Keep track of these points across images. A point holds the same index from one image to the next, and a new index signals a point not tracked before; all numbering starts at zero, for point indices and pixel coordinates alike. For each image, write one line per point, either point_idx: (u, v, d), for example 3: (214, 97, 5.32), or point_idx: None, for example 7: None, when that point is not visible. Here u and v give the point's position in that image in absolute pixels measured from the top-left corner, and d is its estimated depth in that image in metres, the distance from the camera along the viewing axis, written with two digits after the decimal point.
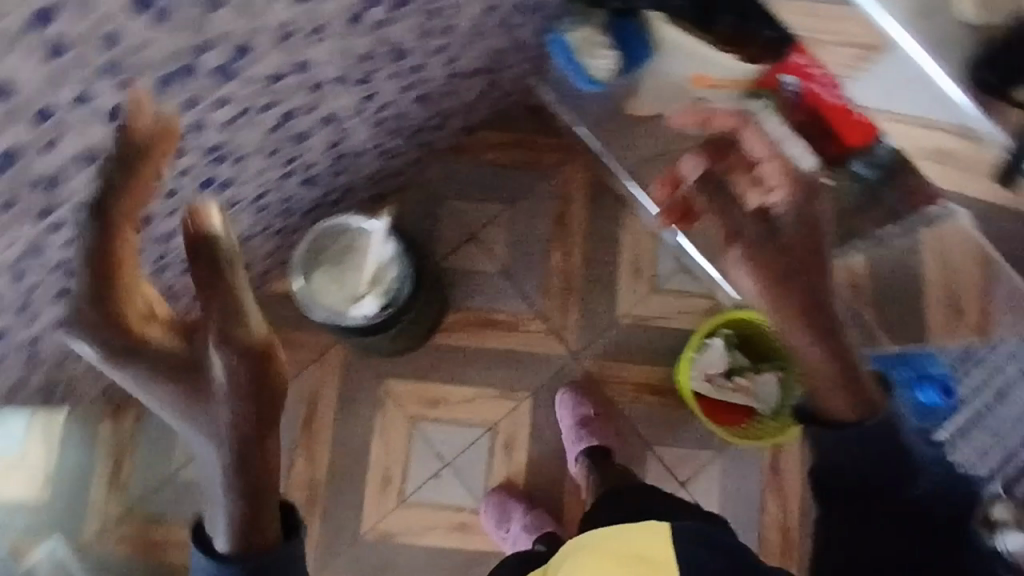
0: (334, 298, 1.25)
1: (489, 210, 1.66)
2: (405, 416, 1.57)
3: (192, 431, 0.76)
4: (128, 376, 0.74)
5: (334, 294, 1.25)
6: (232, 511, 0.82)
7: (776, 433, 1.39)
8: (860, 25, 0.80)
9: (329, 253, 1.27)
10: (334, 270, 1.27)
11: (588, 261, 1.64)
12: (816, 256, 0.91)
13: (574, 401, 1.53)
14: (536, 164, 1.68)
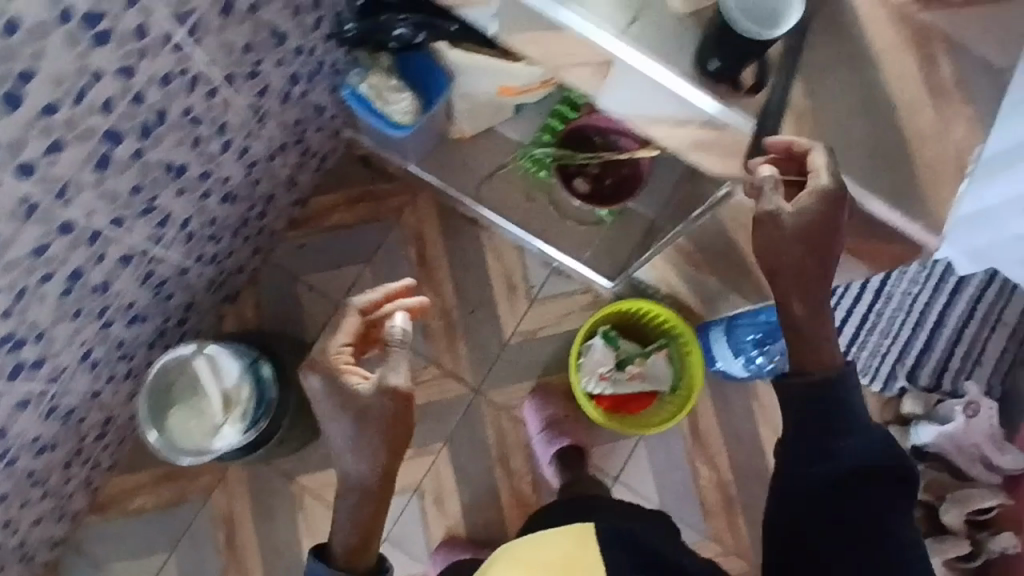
0: (197, 436, 1.20)
1: (348, 275, 1.61)
2: (328, 506, 1.52)
3: (346, 450, 1.00)
4: (321, 407, 0.99)
5: (196, 432, 1.21)
6: (360, 515, 1.01)
7: (679, 410, 1.40)
8: (581, 46, 0.78)
9: (177, 391, 1.22)
10: (190, 407, 1.22)
11: (461, 293, 1.61)
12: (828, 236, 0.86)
13: (540, 405, 1.53)
14: (381, 214, 1.63)
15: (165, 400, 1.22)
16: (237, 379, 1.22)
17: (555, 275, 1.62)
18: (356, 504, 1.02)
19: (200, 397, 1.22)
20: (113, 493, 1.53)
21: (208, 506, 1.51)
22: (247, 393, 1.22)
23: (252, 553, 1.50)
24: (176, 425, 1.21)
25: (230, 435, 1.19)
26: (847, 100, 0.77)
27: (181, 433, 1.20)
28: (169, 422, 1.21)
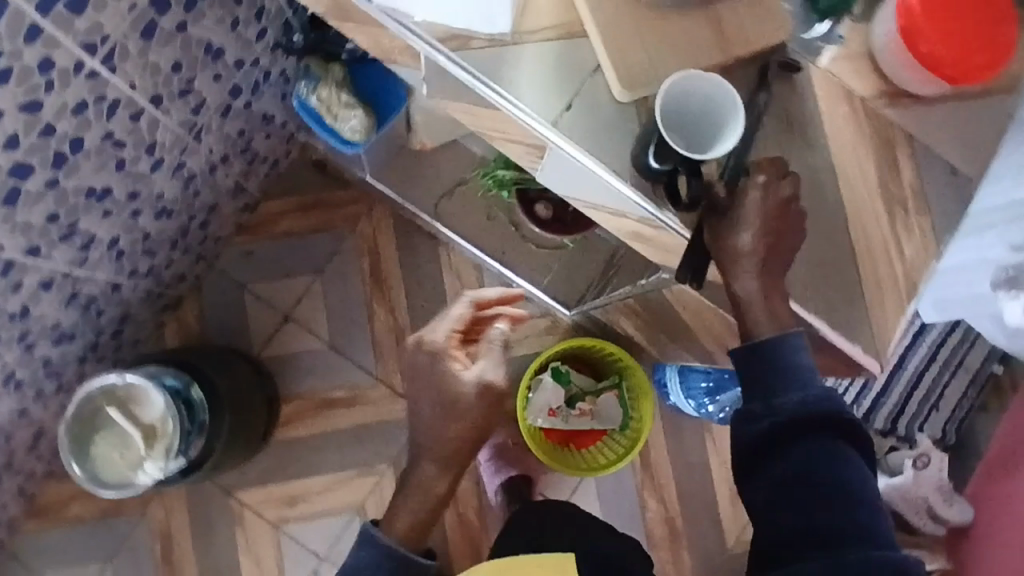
0: (120, 467, 1.16)
1: (298, 286, 1.55)
2: (268, 522, 1.49)
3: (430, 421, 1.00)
4: (418, 381, 1.01)
5: (119, 463, 1.16)
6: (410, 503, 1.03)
7: (629, 448, 1.37)
8: (513, 126, 0.73)
9: (102, 419, 1.18)
10: (115, 436, 1.17)
11: (415, 311, 1.56)
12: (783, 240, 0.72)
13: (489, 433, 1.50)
14: (334, 224, 1.57)
15: (89, 428, 1.17)
16: (164, 409, 1.17)
17: (513, 297, 1.57)
18: (436, 471, 1.03)
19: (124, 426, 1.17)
20: (49, 500, 1.50)
21: (146, 517, 1.49)
22: (175, 425, 1.17)
23: (189, 567, 1.48)
24: (99, 454, 1.17)
25: (152, 469, 1.15)
26: (797, 204, 0.72)
27: (104, 463, 1.16)
28: (93, 450, 1.17)
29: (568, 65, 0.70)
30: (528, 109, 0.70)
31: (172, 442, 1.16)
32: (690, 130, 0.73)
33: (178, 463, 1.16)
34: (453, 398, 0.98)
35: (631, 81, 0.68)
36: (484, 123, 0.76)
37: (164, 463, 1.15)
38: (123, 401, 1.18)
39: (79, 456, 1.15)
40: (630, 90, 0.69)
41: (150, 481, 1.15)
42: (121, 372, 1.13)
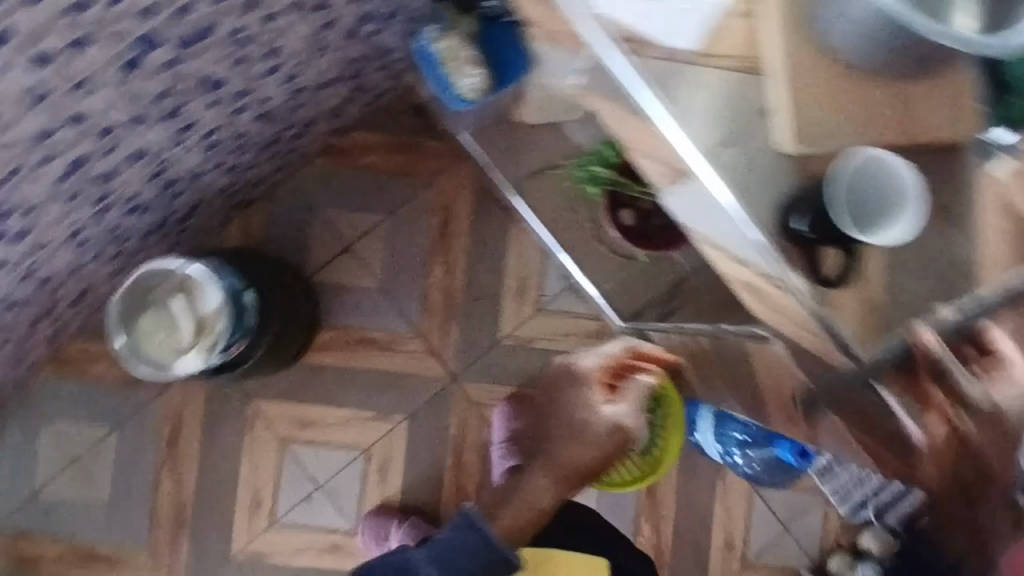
0: (162, 351, 1.17)
1: (365, 220, 1.55)
2: (276, 437, 1.51)
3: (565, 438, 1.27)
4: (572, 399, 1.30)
5: (162, 348, 1.17)
6: (535, 492, 1.24)
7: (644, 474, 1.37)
8: (662, 146, 0.71)
9: (157, 301, 1.19)
10: (165, 321, 1.18)
11: (470, 277, 1.55)
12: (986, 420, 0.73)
13: (510, 416, 1.47)
14: (416, 171, 1.55)
15: (141, 307, 1.18)
16: (218, 306, 1.17)
17: (569, 291, 1.56)
18: (547, 484, 1.24)
19: (176, 313, 1.18)
20: (75, 355, 1.52)
21: (162, 398, 1.51)
22: (223, 324, 1.17)
23: (190, 457, 1.50)
24: (145, 334, 1.18)
25: (191, 359, 1.15)
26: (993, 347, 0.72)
27: (147, 343, 1.17)
28: (139, 328, 1.18)
29: (739, 99, 0.67)
30: (683, 133, 0.68)
31: (217, 339, 1.16)
32: (865, 203, 0.69)
33: (215, 360, 1.16)
34: (587, 428, 1.25)
35: (805, 131, 0.65)
36: (633, 131, 0.74)
37: (202, 356, 1.15)
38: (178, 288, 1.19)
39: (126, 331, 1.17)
40: (800, 142, 0.66)
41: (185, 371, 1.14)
42: (188, 259, 1.16)
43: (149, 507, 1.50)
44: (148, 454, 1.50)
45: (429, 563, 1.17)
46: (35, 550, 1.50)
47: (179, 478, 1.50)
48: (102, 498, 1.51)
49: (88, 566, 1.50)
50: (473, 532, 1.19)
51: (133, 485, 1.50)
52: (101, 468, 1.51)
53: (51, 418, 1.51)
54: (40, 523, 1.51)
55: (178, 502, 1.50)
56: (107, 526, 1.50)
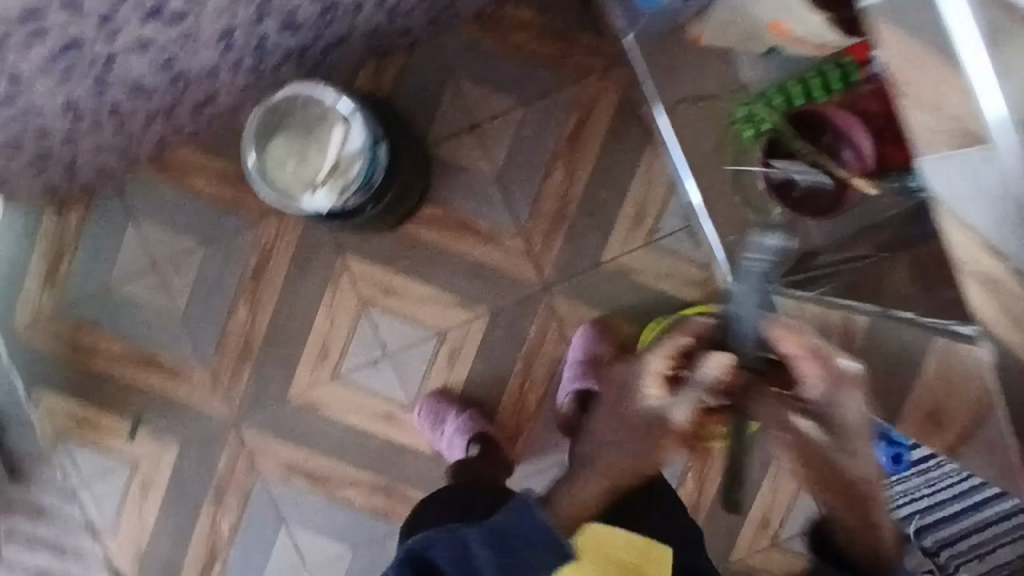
0: (292, 181, 1.12)
1: (499, 103, 1.46)
2: (358, 297, 1.49)
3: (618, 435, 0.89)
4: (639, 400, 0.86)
5: (293, 179, 1.13)
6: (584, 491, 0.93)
7: None
8: (959, 104, 0.64)
9: (298, 130, 1.14)
10: (302, 153, 1.14)
11: (590, 191, 1.48)
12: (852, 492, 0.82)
13: (590, 340, 1.43)
14: (565, 65, 1.45)
15: (282, 133, 1.14)
16: (359, 148, 1.12)
17: (685, 233, 1.49)
18: (594, 488, 0.92)
19: (315, 147, 1.14)
20: (179, 161, 1.48)
21: (257, 228, 1.48)
22: (360, 170, 1.12)
23: (271, 293, 1.49)
24: (279, 161, 1.13)
25: (322, 196, 1.10)
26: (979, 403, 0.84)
27: (278, 170, 1.13)
28: (274, 153, 1.13)
29: None
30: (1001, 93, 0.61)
31: (347, 185, 1.11)
32: None
33: (345, 203, 1.10)
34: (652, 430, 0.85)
35: None
36: (905, 69, 0.69)
37: (333, 196, 1.10)
38: (322, 118, 1.14)
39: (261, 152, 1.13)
40: None
41: (313, 207, 1.09)
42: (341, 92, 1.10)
43: (219, 331, 1.50)
44: (231, 278, 1.49)
45: (483, 545, 0.93)
46: (100, 342, 1.49)
47: (256, 309, 1.49)
48: (176, 309, 1.50)
49: (147, 372, 1.50)
50: (525, 516, 0.91)
51: (208, 305, 1.49)
52: (180, 280, 1.49)
53: (141, 218, 1.48)
54: (108, 318, 1.49)
55: (249, 333, 1.50)
56: (175, 337, 1.50)
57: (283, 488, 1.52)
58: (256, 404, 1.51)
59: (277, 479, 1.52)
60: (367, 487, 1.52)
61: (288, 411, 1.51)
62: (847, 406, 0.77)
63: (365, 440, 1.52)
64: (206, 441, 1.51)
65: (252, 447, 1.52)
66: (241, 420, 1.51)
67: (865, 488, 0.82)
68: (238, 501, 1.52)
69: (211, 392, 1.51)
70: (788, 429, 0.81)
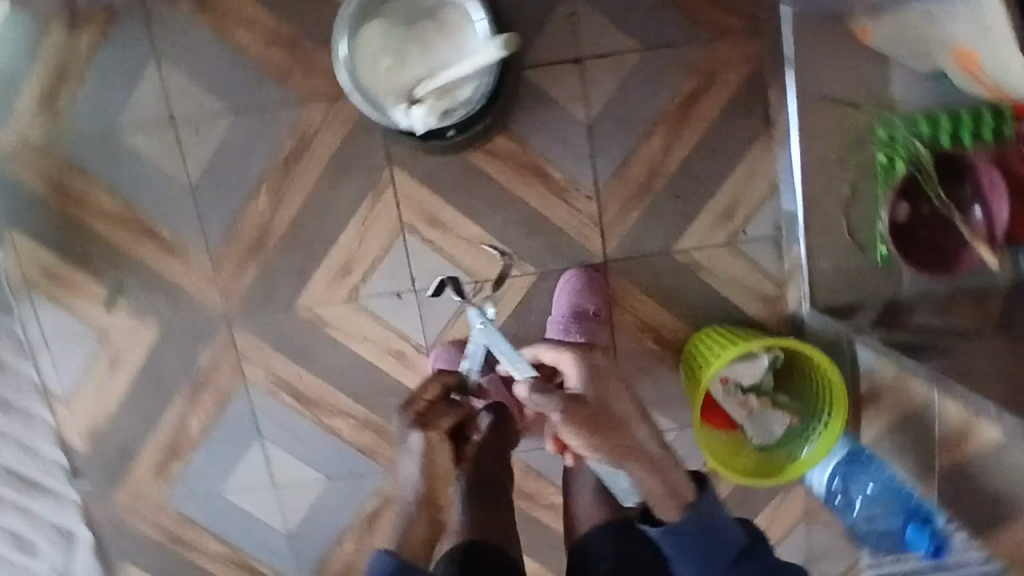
0: (381, 80, 1.04)
1: (615, 39, 1.23)
2: (398, 219, 1.30)
3: (413, 456, 1.07)
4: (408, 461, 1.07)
5: (384, 78, 1.04)
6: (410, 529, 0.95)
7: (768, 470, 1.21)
8: None
9: (410, 23, 1.06)
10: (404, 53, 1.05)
11: (684, 170, 1.29)
12: (602, 422, 0.92)
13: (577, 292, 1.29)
14: (702, 16, 1.23)
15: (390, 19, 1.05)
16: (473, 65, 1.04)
17: (770, 243, 1.33)
18: (419, 526, 0.96)
19: (422, 48, 1.05)
20: (226, 5, 1.22)
21: (299, 110, 1.26)
22: (468, 91, 1.06)
23: (299, 187, 1.29)
24: (374, 53, 1.04)
25: (415, 113, 1.03)
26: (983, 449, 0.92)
27: (368, 64, 1.04)
28: (369, 43, 1.04)
29: None
30: None
31: (451, 107, 1.05)
32: None
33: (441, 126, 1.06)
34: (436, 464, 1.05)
35: None
36: None
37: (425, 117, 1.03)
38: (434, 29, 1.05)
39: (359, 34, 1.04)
40: None
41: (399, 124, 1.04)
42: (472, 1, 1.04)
43: (232, 216, 1.30)
44: (257, 160, 1.28)
45: None
46: (91, 193, 1.28)
47: (278, 202, 1.30)
48: (186, 178, 1.29)
49: (140, 240, 1.31)
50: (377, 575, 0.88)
51: (225, 184, 1.29)
52: (199, 147, 1.27)
53: (166, 61, 1.24)
54: (105, 168, 1.28)
55: (265, 227, 1.31)
56: (179, 211, 1.30)
57: (267, 400, 1.39)
58: (256, 305, 1.34)
59: (262, 389, 1.38)
60: (357, 420, 1.40)
61: (289, 321, 1.35)
62: (573, 366, 1.09)
63: (366, 372, 1.38)
64: (192, 331, 1.35)
65: (241, 350, 1.36)
66: (235, 319, 1.35)
67: (629, 438, 0.93)
68: (214, 402, 1.39)
69: (209, 280, 1.33)
70: (567, 413, 0.91)
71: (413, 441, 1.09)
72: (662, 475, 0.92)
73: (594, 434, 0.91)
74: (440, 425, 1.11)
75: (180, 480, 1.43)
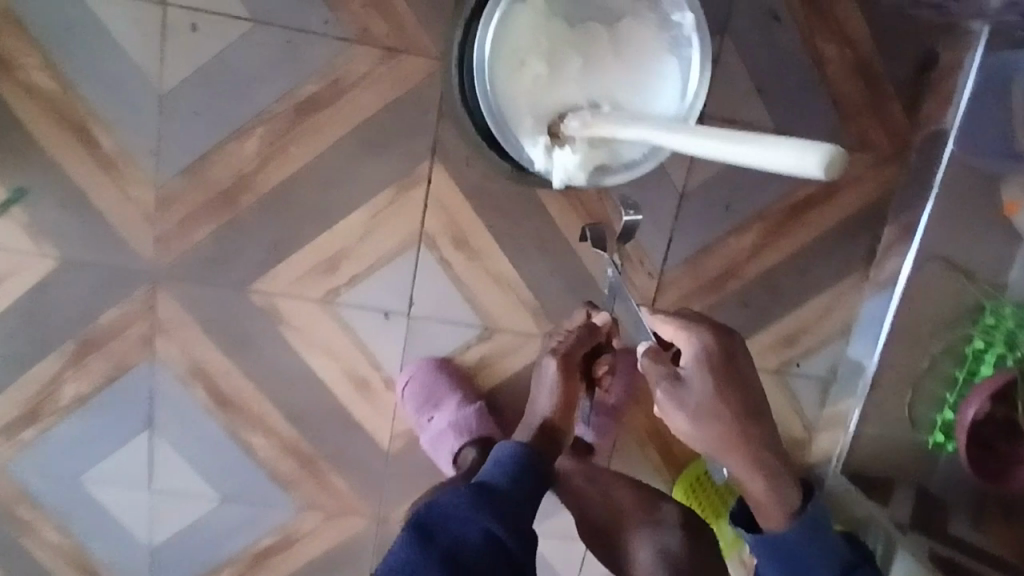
0: (525, 91, 0.75)
1: (748, 105, 0.98)
2: (419, 224, 1.02)
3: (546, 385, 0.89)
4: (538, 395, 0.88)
5: (529, 91, 0.75)
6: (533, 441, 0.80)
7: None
8: None
9: (589, 20, 0.76)
10: (568, 63, 0.75)
11: (765, 281, 1.07)
12: (741, 422, 0.79)
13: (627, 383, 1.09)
14: (854, 115, 1.00)
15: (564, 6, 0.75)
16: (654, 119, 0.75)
17: (820, 388, 1.14)
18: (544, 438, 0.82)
19: (594, 61, 0.75)
20: None
21: (340, 50, 0.95)
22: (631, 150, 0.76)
23: (307, 145, 0.98)
24: (526, 49, 0.75)
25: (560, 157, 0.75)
26: None
27: (514, 64, 0.75)
28: (523, 30, 0.74)
29: None
30: None
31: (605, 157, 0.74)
32: None
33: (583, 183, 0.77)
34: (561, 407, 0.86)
35: None
36: None
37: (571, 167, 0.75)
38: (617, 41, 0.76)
39: (514, 16, 0.74)
40: None
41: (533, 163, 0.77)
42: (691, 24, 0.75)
43: (206, 150, 0.97)
44: (264, 92, 0.95)
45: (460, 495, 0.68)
46: (22, 53, 0.91)
47: (274, 152, 0.98)
48: (159, 82, 0.94)
49: (69, 139, 0.95)
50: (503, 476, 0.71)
51: (209, 107, 0.95)
52: (189, 47, 0.93)
53: None
54: (49, 29, 0.91)
55: (244, 179, 0.98)
56: (134, 119, 0.95)
57: (175, 388, 1.06)
58: (200, 270, 1.01)
59: (173, 374, 1.06)
60: (282, 445, 1.10)
61: (238, 302, 1.03)
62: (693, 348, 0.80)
63: (312, 393, 1.07)
64: (103, 275, 1.01)
65: (164, 319, 1.03)
66: (168, 278, 1.01)
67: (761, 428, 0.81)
68: (105, 370, 1.05)
69: (147, 220, 0.99)
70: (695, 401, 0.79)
71: (549, 378, 0.88)
72: (773, 484, 0.82)
73: (719, 422, 0.79)
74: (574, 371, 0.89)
75: (28, 451, 1.08)
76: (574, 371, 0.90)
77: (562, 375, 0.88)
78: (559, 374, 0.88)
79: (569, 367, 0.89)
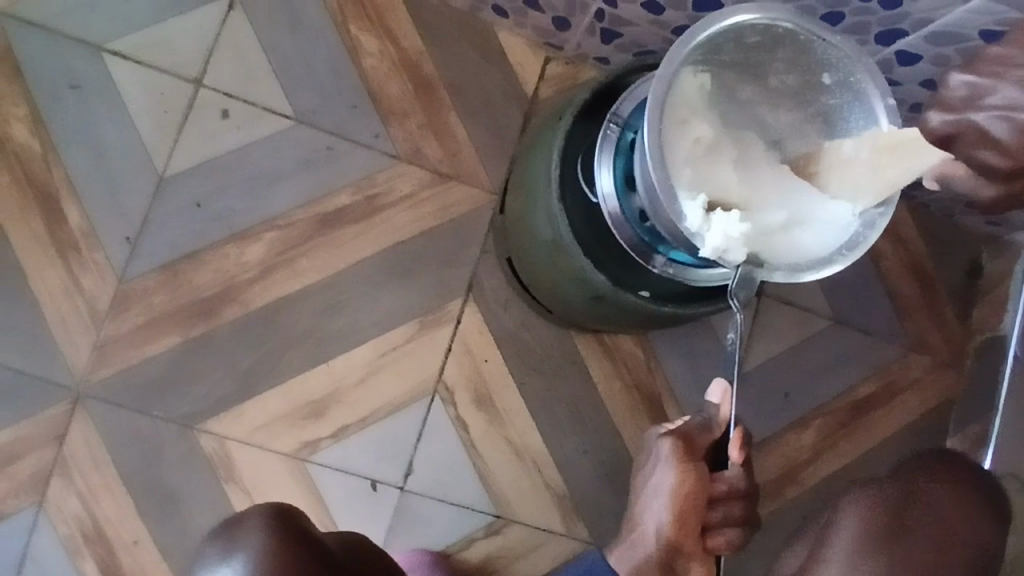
0: (684, 154, 0.53)
1: (807, 288, 0.92)
2: (436, 372, 0.84)
3: (652, 486, 0.62)
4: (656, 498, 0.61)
5: (692, 152, 0.53)
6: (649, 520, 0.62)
7: None
8: None
9: (750, 133, 0.55)
10: (723, 153, 0.54)
11: (826, 494, 0.90)
12: None
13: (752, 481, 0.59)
14: (910, 314, 0.93)
15: (725, 105, 0.55)
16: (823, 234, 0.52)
17: None
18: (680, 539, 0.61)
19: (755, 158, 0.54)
20: None
21: (383, 165, 0.84)
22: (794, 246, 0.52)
23: (318, 260, 0.82)
24: (692, 110, 0.54)
25: (722, 219, 0.51)
26: None
27: (677, 116, 0.53)
28: (685, 89, 0.54)
29: None
30: None
31: (760, 239, 0.52)
32: None
33: (739, 317, 0.54)
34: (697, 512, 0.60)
35: None
36: None
37: (735, 242, 0.51)
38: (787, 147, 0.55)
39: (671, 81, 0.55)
40: None
41: (683, 219, 0.52)
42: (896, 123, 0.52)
43: (194, 247, 0.80)
44: (282, 194, 0.82)
45: None
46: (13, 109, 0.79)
47: (275, 261, 0.82)
48: (162, 165, 0.81)
49: (30, 212, 0.79)
50: None
51: (215, 199, 0.81)
52: (209, 133, 0.81)
53: (242, 4, 0.83)
54: (50, 86, 0.80)
55: (233, 287, 0.81)
56: (118, 201, 0.80)
57: (54, 558, 0.76)
58: (140, 394, 0.78)
59: (57, 536, 0.77)
60: None
61: (183, 441, 0.79)
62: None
63: None
64: (9, 387, 0.77)
65: (76, 451, 0.77)
66: (99, 397, 0.78)
67: (917, 543, 0.69)
68: None
69: (91, 321, 0.79)
70: None
71: (656, 473, 0.60)
72: None
73: None
74: (698, 467, 0.58)
75: None
76: (698, 458, 0.59)
77: (673, 472, 0.59)
78: (670, 473, 0.59)
79: (690, 457, 0.58)
